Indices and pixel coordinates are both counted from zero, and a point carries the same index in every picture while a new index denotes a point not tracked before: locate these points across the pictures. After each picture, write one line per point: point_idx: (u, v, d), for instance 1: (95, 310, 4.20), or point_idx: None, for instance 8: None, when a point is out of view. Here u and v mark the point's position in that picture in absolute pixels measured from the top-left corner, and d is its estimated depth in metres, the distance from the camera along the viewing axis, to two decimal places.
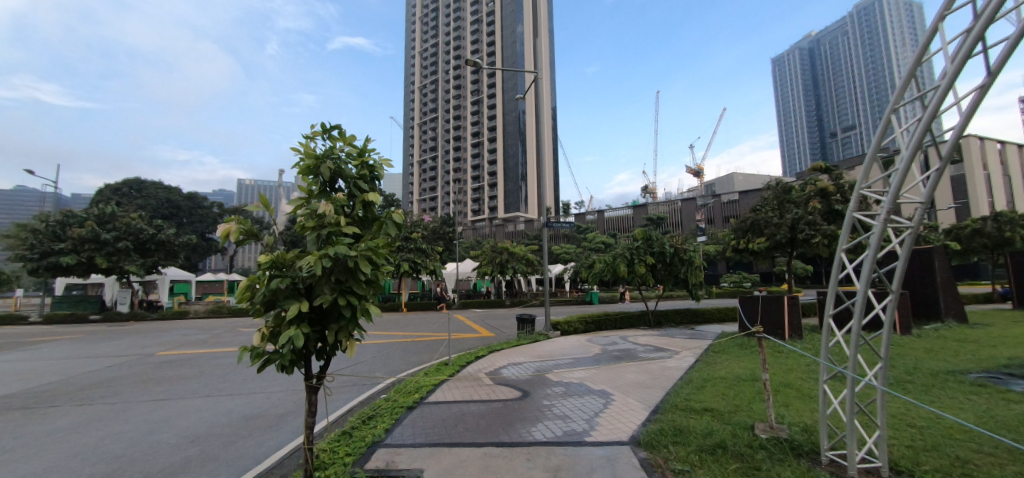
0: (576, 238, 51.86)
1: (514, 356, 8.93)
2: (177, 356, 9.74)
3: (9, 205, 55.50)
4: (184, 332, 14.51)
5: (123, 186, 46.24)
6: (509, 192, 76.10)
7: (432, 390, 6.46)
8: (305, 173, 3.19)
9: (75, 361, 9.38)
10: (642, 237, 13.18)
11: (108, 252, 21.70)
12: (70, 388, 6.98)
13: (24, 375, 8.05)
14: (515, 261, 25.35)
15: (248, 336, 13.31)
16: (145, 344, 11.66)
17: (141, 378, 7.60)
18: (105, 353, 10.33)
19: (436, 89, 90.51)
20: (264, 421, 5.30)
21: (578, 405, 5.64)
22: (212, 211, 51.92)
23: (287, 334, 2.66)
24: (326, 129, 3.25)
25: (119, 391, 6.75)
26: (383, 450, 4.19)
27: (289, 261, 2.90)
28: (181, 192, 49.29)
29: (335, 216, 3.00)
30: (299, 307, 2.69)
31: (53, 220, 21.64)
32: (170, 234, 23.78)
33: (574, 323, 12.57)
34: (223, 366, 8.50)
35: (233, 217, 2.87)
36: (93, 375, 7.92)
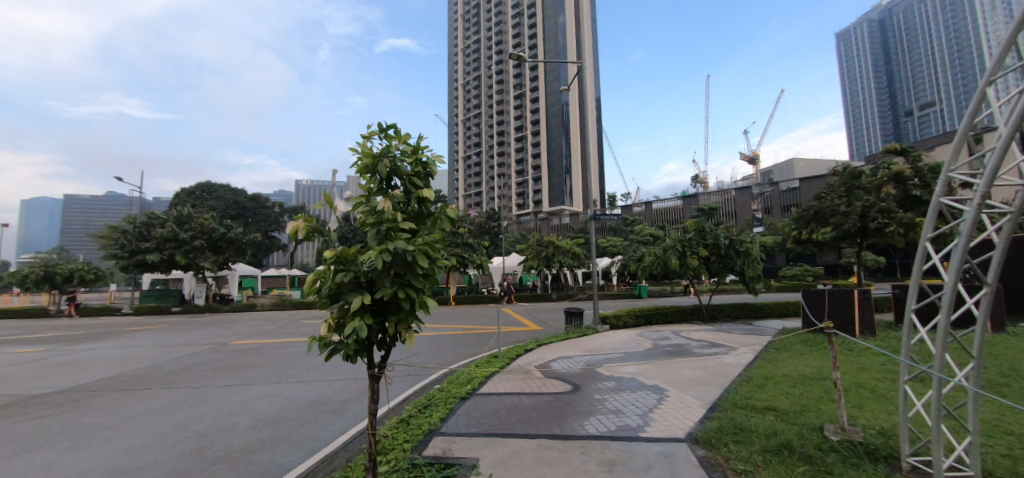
0: (623, 231, 50.80)
1: (563, 350, 8.89)
2: (248, 345, 10.52)
3: (101, 209, 62.19)
4: (253, 324, 15.64)
5: (196, 190, 50.45)
6: (553, 185, 75.66)
7: (484, 382, 6.57)
8: (363, 171, 3.31)
9: (163, 348, 10.35)
10: (695, 229, 12.73)
11: (186, 250, 23.72)
12: (160, 373, 7.73)
13: (121, 360, 8.99)
14: (562, 254, 25.22)
15: (311, 327, 14.15)
16: (220, 334, 12.67)
17: (218, 365, 8.29)
18: (187, 341, 11.33)
19: (479, 85, 91.30)
20: (328, 407, 5.61)
21: (631, 400, 5.53)
22: (274, 210, 55.57)
23: (352, 325, 2.79)
24: (382, 128, 3.35)
25: (200, 377, 7.37)
26: (440, 438, 4.33)
27: (351, 256, 3.02)
28: (246, 193, 52.86)
29: (392, 211, 3.10)
30: (361, 300, 2.81)
31: (139, 221, 23.89)
32: (238, 233, 25.70)
33: (623, 316, 12.34)
34: (288, 355, 9.09)
35: (300, 216, 3.04)
36: (179, 361, 8.73)
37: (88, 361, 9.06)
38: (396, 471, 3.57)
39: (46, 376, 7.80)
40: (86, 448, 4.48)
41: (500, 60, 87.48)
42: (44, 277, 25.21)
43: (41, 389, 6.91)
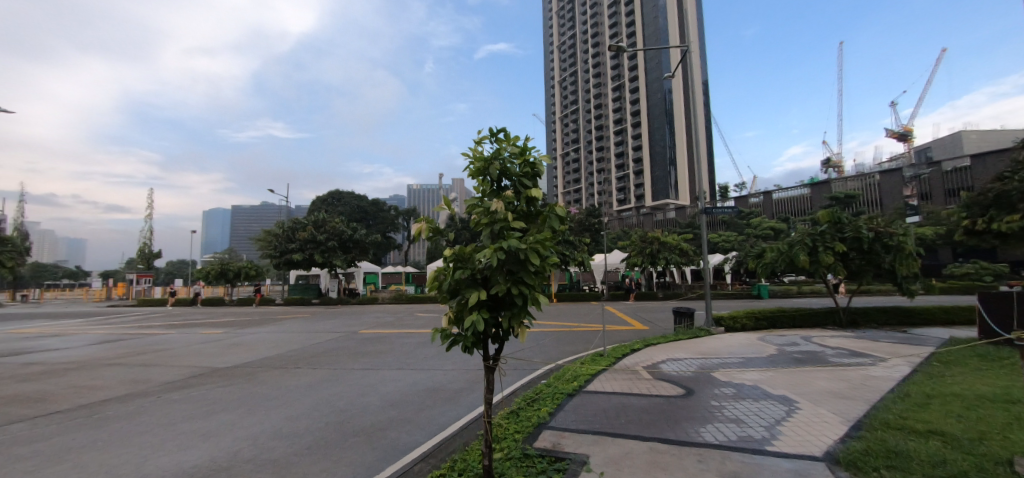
0: (737, 224, 46.48)
1: (673, 351, 8.46)
2: (373, 334, 11.83)
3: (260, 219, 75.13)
4: (377, 315, 17.49)
5: (328, 197, 58.03)
6: (656, 179, 71.99)
7: (590, 379, 6.56)
8: (476, 175, 3.52)
9: (309, 334, 12.11)
10: (828, 221, 11.22)
11: (323, 250, 27.38)
12: (307, 355, 9.04)
13: (279, 343, 10.72)
14: (668, 251, 23.93)
15: (426, 320, 15.42)
16: (352, 323, 14.41)
17: (351, 350, 9.45)
18: (326, 329, 13.09)
19: (575, 80, 90.61)
20: (444, 394, 6.06)
21: (754, 410, 5.07)
22: (390, 213, 61.49)
23: (471, 318, 2.97)
24: (493, 133, 3.52)
25: (339, 360, 8.49)
26: (550, 431, 4.43)
27: (468, 254, 3.22)
28: (368, 199, 59.15)
29: (505, 211, 3.25)
30: (478, 295, 2.99)
31: (287, 226, 28.16)
32: (362, 234, 28.97)
33: (741, 319, 11.35)
34: (408, 344, 10.00)
35: (422, 218, 3.33)
36: (321, 346, 10.15)
37: (255, 342, 10.96)
38: (510, 460, 3.74)
39: (227, 353, 9.63)
40: (258, 413, 5.44)
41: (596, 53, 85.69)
42: (221, 273, 31.00)
43: (224, 362, 8.54)
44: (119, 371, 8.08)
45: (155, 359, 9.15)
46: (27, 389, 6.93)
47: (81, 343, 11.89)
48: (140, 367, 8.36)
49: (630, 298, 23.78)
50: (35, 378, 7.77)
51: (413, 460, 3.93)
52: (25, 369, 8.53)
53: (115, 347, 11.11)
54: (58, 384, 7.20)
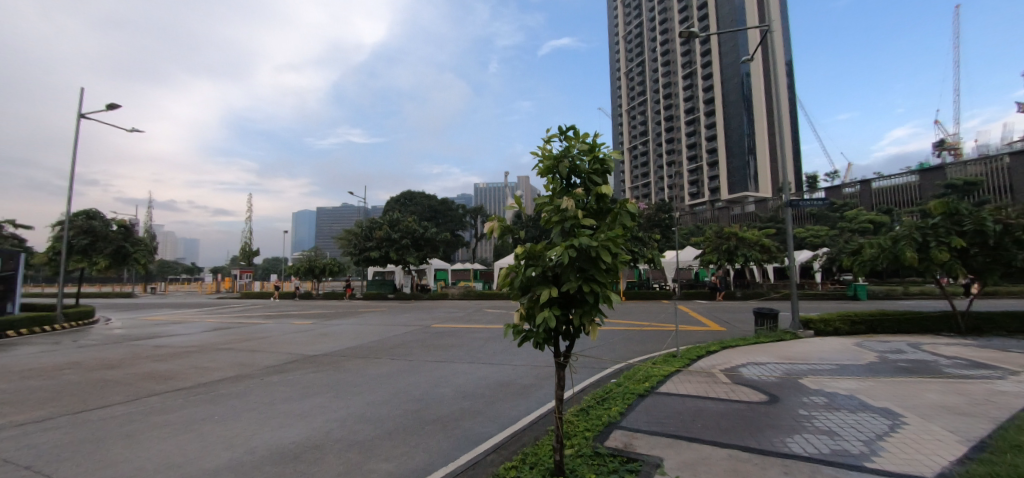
0: (829, 217, 42.22)
1: (754, 354, 7.94)
2: (445, 328, 12.33)
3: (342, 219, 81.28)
4: (447, 310, 18.19)
5: (401, 198, 61.28)
6: (732, 170, 67.40)
7: (662, 380, 6.35)
8: (545, 173, 3.55)
9: (387, 327, 12.92)
10: (942, 212, 9.88)
11: (397, 248, 29.03)
12: (385, 346, 9.67)
13: (361, 334, 11.56)
14: (748, 248, 22.36)
15: (494, 315, 15.79)
16: (425, 318, 15.12)
17: (425, 343, 9.93)
18: (402, 322, 13.87)
19: (643, 70, 87.46)
20: (514, 389, 6.18)
21: (850, 422, 4.62)
22: (458, 212, 63.55)
23: (542, 315, 3.01)
24: (561, 131, 3.53)
25: (414, 352, 8.98)
26: (621, 431, 4.37)
27: (539, 252, 3.25)
28: (437, 198, 61.58)
29: (575, 209, 3.25)
30: (549, 292, 3.02)
31: (365, 226, 30.14)
32: (432, 233, 30.28)
33: (834, 322, 10.34)
34: (477, 339, 10.32)
35: (493, 217, 3.42)
36: (398, 338, 10.79)
37: (339, 333, 11.90)
38: (581, 457, 3.74)
39: (317, 341, 10.58)
40: (345, 398, 5.93)
41: (665, 41, 81.99)
42: (309, 269, 33.98)
43: (315, 351, 9.38)
44: (229, 355, 9.18)
45: (257, 345, 10.28)
46: (160, 368, 8.11)
47: (198, 330, 13.65)
48: (245, 352, 9.45)
49: (716, 295, 22.29)
50: (165, 358, 9.06)
51: (486, 450, 4.07)
52: (158, 350, 9.99)
53: (226, 334, 12.63)
54: (183, 365, 8.33)
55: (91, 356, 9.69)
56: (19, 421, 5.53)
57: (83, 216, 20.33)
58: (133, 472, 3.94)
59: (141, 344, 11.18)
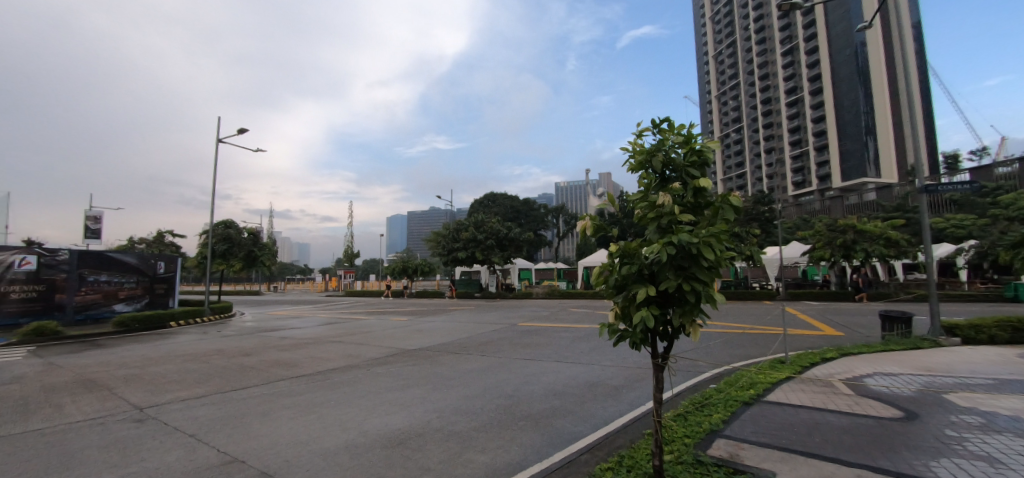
0: (977, 204, 35.52)
1: (884, 364, 6.92)
2: (531, 326, 12.51)
3: (431, 222, 86.35)
4: (533, 309, 18.44)
5: (485, 200, 63.27)
6: (845, 154, 59.55)
7: (770, 388, 5.84)
8: (638, 169, 3.46)
9: (476, 324, 13.46)
10: None
11: (483, 248, 30.08)
12: (475, 343, 10.05)
13: (452, 331, 12.15)
14: (869, 242, 19.63)
15: (579, 315, 15.65)
16: (512, 316, 15.47)
17: (512, 341, 10.15)
18: (491, 320, 14.34)
19: (735, 52, 80.90)
20: (605, 390, 6.07)
21: (1017, 447, 3.85)
22: (540, 211, 64.20)
23: (639, 314, 2.91)
24: (655, 123, 3.40)
25: (503, 349, 9.22)
26: (724, 440, 4.09)
27: (634, 250, 3.15)
28: (520, 199, 62.76)
29: (672, 203, 3.09)
30: (646, 291, 2.93)
31: (452, 227, 31.50)
32: (516, 233, 30.94)
33: (989, 328, 8.67)
34: (564, 338, 10.30)
35: (585, 216, 3.37)
36: (487, 335, 11.17)
37: (432, 329, 12.61)
38: (681, 464, 3.57)
39: (415, 336, 11.36)
40: (441, 390, 6.28)
41: (760, 16, 74.97)
42: (403, 270, 36.54)
43: (412, 345, 10.07)
44: (341, 347, 10.22)
45: (363, 339, 11.32)
46: (285, 357, 9.25)
47: (314, 324, 15.35)
48: (352, 345, 10.43)
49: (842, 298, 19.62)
50: (288, 348, 10.33)
51: (580, 449, 4.05)
52: (283, 341, 11.43)
53: (335, 327, 14.07)
54: (304, 354, 9.45)
55: (233, 344, 11.35)
56: (184, 396, 6.67)
57: (223, 225, 23.86)
58: (271, 445, 4.54)
59: (270, 335, 12.85)
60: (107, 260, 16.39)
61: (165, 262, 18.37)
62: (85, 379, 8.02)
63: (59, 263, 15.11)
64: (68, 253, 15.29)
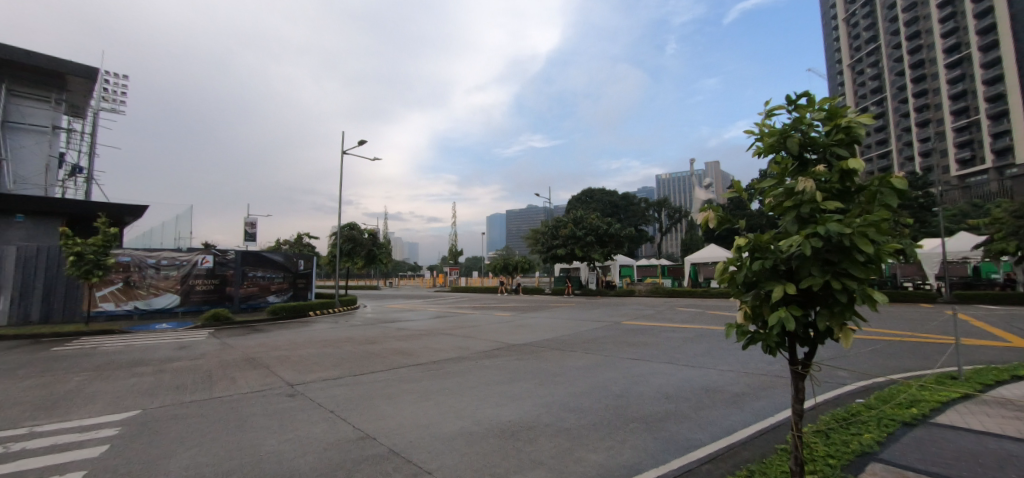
0: None
1: None
2: (636, 326, 12.07)
3: (529, 220, 88.07)
4: (637, 307, 17.77)
5: (582, 196, 62.58)
6: None
7: (939, 408, 4.85)
8: (768, 152, 3.11)
9: (579, 321, 13.36)
10: None
11: (582, 245, 29.85)
12: (578, 340, 9.99)
13: (554, 327, 12.23)
14: None
15: (689, 315, 14.68)
16: (616, 315, 15.06)
17: (617, 340, 9.88)
18: (593, 318, 14.12)
19: (876, 11, 69.12)
20: (724, 396, 5.60)
21: None
22: (640, 206, 61.71)
23: (776, 315, 2.60)
24: (791, 101, 3.02)
25: (608, 348, 9.00)
26: (881, 466, 3.50)
27: (767, 243, 2.81)
28: (618, 194, 60.96)
29: (814, 189, 2.70)
30: (784, 289, 2.59)
31: (551, 225, 31.65)
32: (616, 228, 30.11)
33: None
34: (673, 339, 9.75)
35: (708, 206, 3.09)
36: (590, 333, 11.02)
37: (535, 325, 12.82)
38: None
39: (518, 332, 11.65)
40: (548, 386, 6.33)
41: None
42: (504, 267, 37.84)
43: (516, 340, 10.33)
44: (450, 339, 10.87)
45: (470, 332, 11.92)
46: (403, 346, 10.13)
47: (426, 317, 16.59)
48: (461, 337, 11.05)
49: None
50: (406, 338, 11.28)
51: (700, 459, 3.77)
52: (401, 332, 12.54)
53: (445, 321, 15.03)
54: (420, 344, 10.25)
55: (360, 333, 12.75)
56: (324, 376, 7.64)
57: (348, 228, 26.92)
58: (396, 426, 4.99)
59: (390, 326, 14.20)
60: (262, 259, 19.50)
61: (304, 260, 21.25)
62: (250, 358, 9.63)
63: (228, 262, 18.44)
64: (234, 254, 18.59)
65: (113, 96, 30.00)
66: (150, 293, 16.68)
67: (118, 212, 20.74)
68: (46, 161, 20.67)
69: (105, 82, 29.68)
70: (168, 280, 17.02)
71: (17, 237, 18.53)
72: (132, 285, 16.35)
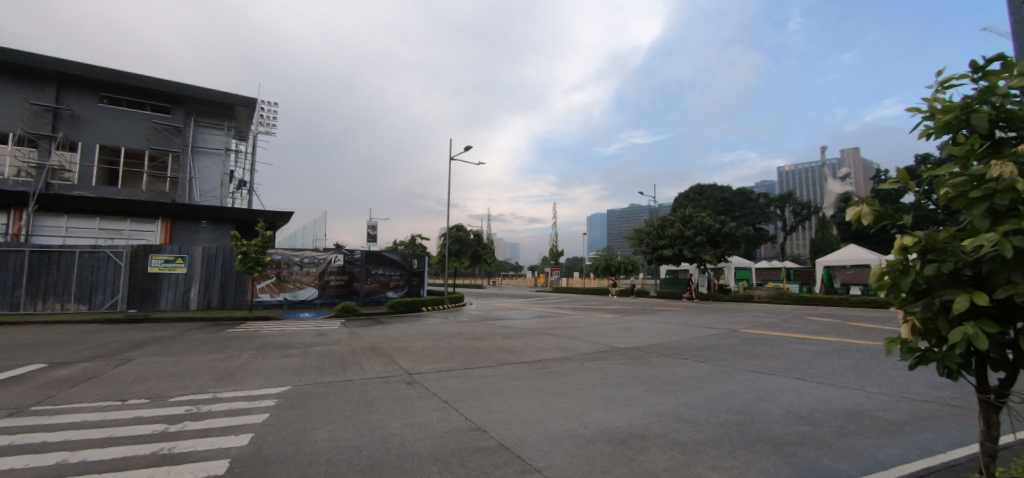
0: None
1: None
2: (757, 334, 10.94)
3: (631, 219, 85.20)
4: (758, 314, 16.08)
5: (690, 193, 58.49)
6: None
7: None
8: (945, 132, 2.57)
9: (689, 327, 12.53)
10: None
11: (691, 245, 27.91)
12: (690, 347, 9.35)
13: (662, 332, 11.61)
14: None
15: (824, 325, 12.85)
16: (733, 321, 13.82)
17: (735, 349, 9.04)
18: (705, 324, 13.13)
19: None
20: (875, 423, 4.78)
21: None
22: (759, 202, 55.75)
23: (960, 330, 2.15)
24: (979, 68, 2.47)
25: (725, 357, 8.29)
26: None
27: (944, 242, 2.32)
28: (732, 189, 55.73)
29: (1017, 176, 2.16)
30: (970, 299, 2.12)
31: (656, 224, 30.10)
32: (731, 227, 27.59)
33: None
34: (804, 352, 8.62)
35: (859, 199, 2.61)
36: (703, 340, 10.26)
37: (642, 329, 12.30)
38: None
39: (622, 335, 11.29)
40: (658, 394, 6.03)
41: None
42: (605, 268, 37.04)
43: (622, 344, 10.02)
44: (554, 339, 10.95)
45: (573, 333, 11.88)
46: (508, 344, 10.46)
47: (528, 316, 16.96)
48: (565, 338, 11.06)
49: None
50: (510, 336, 11.63)
51: None
52: (505, 329, 12.97)
53: (548, 320, 15.21)
54: (524, 343, 10.48)
55: (468, 329, 13.47)
56: (437, 368, 8.21)
57: (456, 228, 28.51)
58: (504, 421, 5.16)
59: (495, 323, 14.78)
60: (382, 258, 21.68)
61: (418, 259, 23.09)
62: (375, 347, 10.76)
63: (355, 260, 20.83)
64: (360, 253, 20.95)
65: (267, 121, 35.80)
66: (296, 286, 19.55)
67: (272, 218, 24.70)
68: (221, 178, 25.41)
69: (262, 109, 35.62)
70: (309, 275, 19.77)
71: (203, 239, 23.10)
72: (282, 279, 19.31)
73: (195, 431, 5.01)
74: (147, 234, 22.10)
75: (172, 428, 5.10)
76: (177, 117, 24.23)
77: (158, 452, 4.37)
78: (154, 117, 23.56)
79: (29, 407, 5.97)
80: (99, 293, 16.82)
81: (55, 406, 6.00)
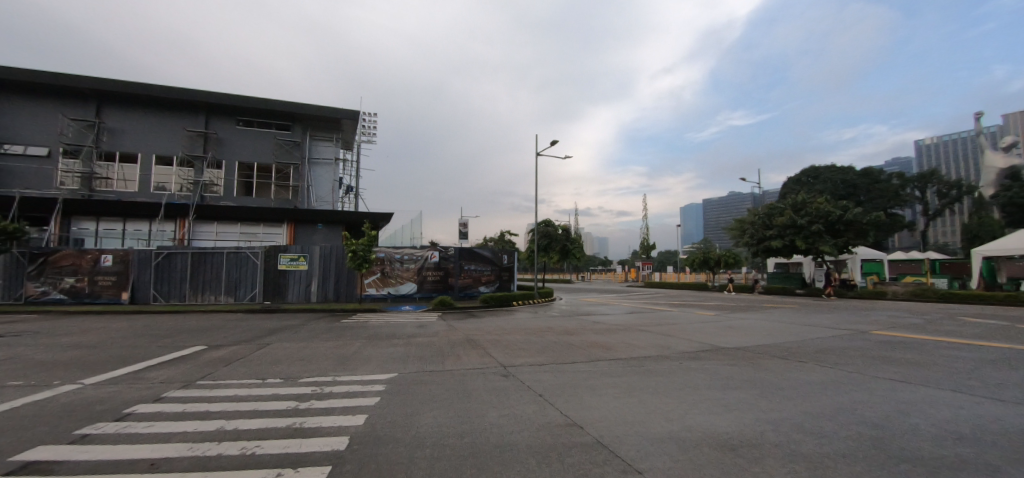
0: None
1: None
2: (894, 337, 9.46)
3: (731, 209, 78.59)
4: (896, 314, 13.87)
5: (802, 177, 52.17)
6: None
7: None
8: None
9: (806, 326, 11.24)
10: None
11: (805, 235, 24.96)
12: (808, 349, 8.39)
13: (774, 331, 10.57)
14: None
15: (986, 328, 10.70)
16: (862, 321, 12.12)
17: (865, 353, 7.91)
18: (826, 323, 11.69)
19: None
20: None
21: None
22: (891, 183, 48.00)
23: None
24: None
25: (853, 362, 7.30)
26: None
27: None
28: (855, 170, 48.65)
29: None
30: None
31: (761, 213, 27.38)
32: (856, 213, 24.19)
33: None
34: (960, 359, 7.26)
35: None
36: (824, 341, 9.15)
37: (749, 327, 11.33)
38: None
39: (725, 334, 10.49)
40: (771, 399, 5.51)
41: None
42: (703, 262, 34.68)
43: (727, 343, 9.30)
44: (649, 336, 10.51)
45: (670, 330, 11.31)
46: (601, 339, 10.29)
47: (620, 312, 16.54)
48: (661, 335, 10.57)
49: None
50: (602, 332, 11.43)
51: None
52: (597, 325, 12.79)
53: (641, 317, 14.66)
54: (617, 340, 10.24)
55: (558, 324, 13.53)
56: (530, 362, 8.37)
57: (544, 224, 28.76)
58: (600, 418, 5.12)
59: (585, 319, 14.64)
60: (474, 254, 22.59)
61: (507, 255, 23.74)
62: (471, 339, 11.27)
63: (449, 256, 21.99)
64: (454, 250, 22.07)
65: (369, 130, 39.16)
66: (398, 281, 21.20)
67: (375, 219, 27.04)
68: (332, 184, 28.42)
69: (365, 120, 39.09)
70: (409, 271, 21.32)
71: (319, 240, 26.06)
72: (385, 274, 21.06)
73: (320, 410, 5.71)
74: (276, 237, 25.56)
75: (302, 406, 5.88)
76: (296, 133, 27.60)
77: (293, 425, 5.06)
78: (278, 135, 27.12)
79: (196, 381, 7.29)
80: (241, 287, 19.85)
81: (215, 382, 7.24)
